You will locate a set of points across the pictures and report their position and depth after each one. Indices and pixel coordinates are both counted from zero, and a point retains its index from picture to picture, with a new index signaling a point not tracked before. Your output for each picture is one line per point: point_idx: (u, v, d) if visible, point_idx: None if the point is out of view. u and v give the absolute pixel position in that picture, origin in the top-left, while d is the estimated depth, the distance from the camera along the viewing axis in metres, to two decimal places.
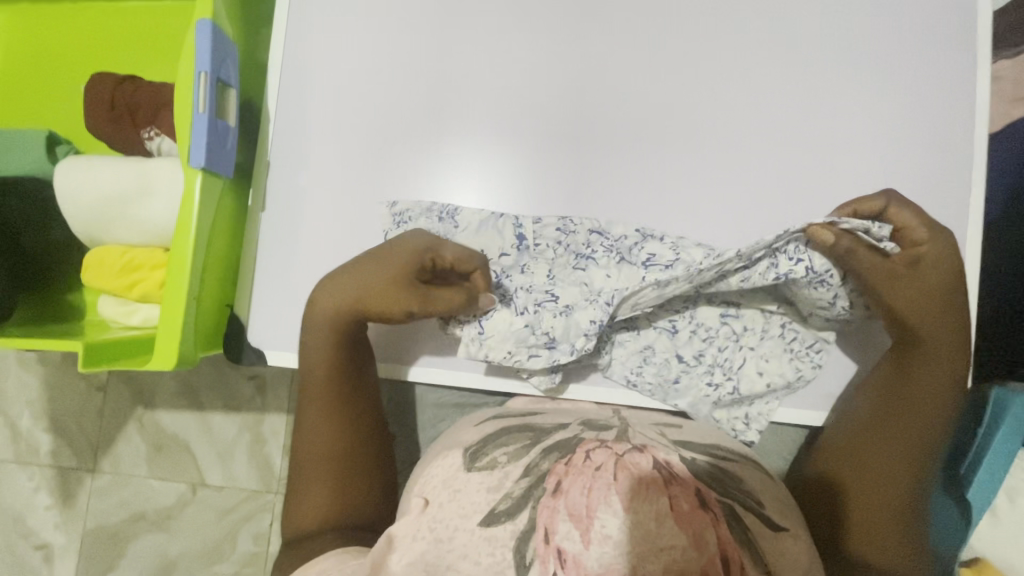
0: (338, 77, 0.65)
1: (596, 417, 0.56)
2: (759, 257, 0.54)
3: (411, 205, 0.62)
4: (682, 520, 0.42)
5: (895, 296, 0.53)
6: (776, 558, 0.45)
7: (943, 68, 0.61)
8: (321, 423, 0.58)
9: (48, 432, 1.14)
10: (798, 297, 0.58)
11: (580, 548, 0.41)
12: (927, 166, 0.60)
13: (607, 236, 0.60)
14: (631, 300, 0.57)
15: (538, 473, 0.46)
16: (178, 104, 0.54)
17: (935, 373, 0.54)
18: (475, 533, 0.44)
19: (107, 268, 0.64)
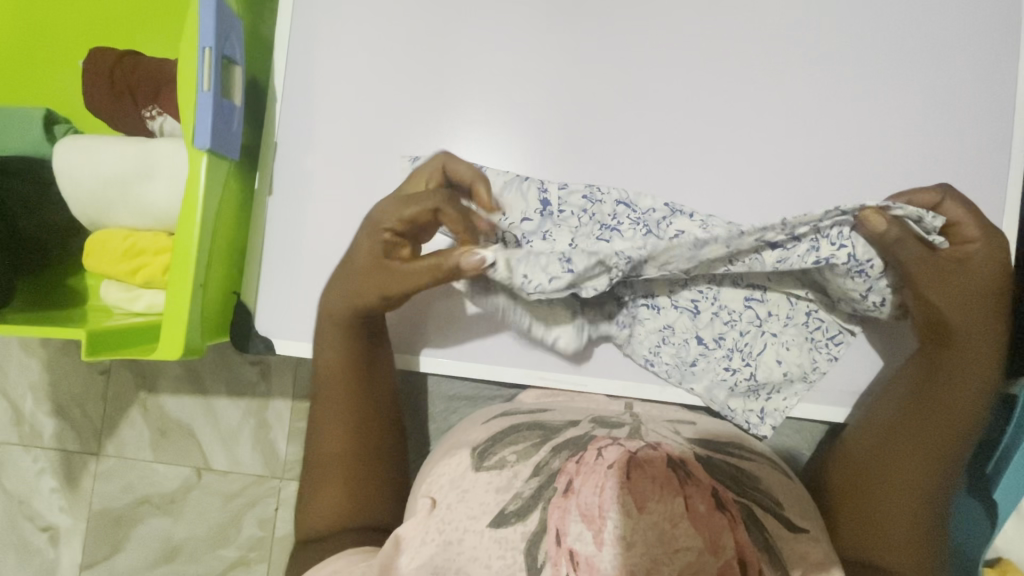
0: (347, 56, 0.63)
1: (609, 413, 0.55)
2: (802, 236, 0.51)
3: (436, 162, 0.59)
4: (698, 521, 0.40)
5: (939, 297, 0.50)
6: (793, 559, 0.43)
7: (979, 55, 0.58)
8: (333, 425, 0.56)
9: (51, 416, 1.13)
10: (830, 285, 0.55)
11: (592, 550, 0.40)
12: (959, 156, 0.58)
13: (635, 209, 0.57)
14: (658, 268, 0.53)
15: (549, 471, 0.45)
16: (182, 81, 0.52)
17: (971, 372, 0.51)
18: (484, 535, 0.43)
19: (109, 252, 0.62)
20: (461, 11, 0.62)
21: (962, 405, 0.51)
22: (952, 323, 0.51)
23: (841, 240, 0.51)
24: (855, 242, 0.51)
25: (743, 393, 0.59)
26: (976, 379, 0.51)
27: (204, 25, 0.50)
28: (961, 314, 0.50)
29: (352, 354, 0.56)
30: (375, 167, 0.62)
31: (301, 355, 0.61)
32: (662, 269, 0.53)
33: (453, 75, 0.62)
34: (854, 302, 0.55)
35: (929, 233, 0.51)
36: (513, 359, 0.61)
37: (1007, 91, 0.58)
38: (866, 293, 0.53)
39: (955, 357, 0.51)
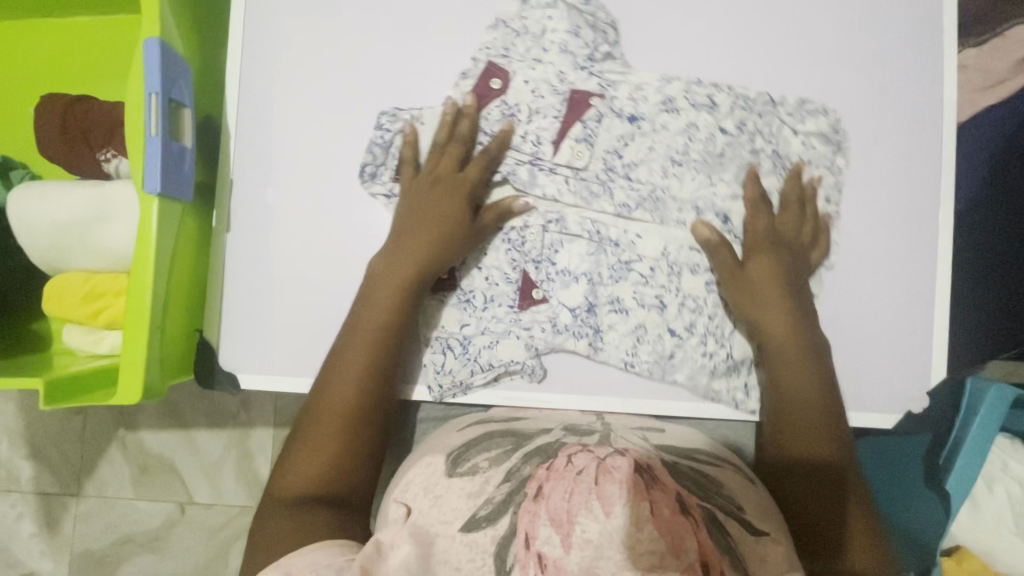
0: (299, 90, 0.64)
1: (580, 421, 0.56)
2: (755, 114, 0.62)
3: (370, 160, 0.63)
4: (661, 523, 0.41)
5: (761, 315, 0.57)
6: (753, 561, 0.44)
7: (903, 71, 0.62)
8: (348, 378, 0.54)
9: (28, 459, 1.12)
10: (775, 189, 0.61)
11: (559, 554, 0.41)
12: (896, 161, 0.61)
13: (622, 113, 0.62)
14: (630, 90, 0.62)
15: (520, 478, 0.47)
16: (132, 128, 0.52)
17: (803, 378, 0.55)
18: (455, 539, 0.44)
19: (69, 295, 0.62)
20: (409, 44, 0.64)
21: (821, 413, 0.54)
22: (766, 336, 0.57)
23: (799, 114, 0.62)
24: (796, 125, 0.62)
25: (709, 400, 0.60)
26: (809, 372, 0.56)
27: (149, 72, 0.51)
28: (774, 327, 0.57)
29: (400, 294, 0.56)
30: (332, 199, 0.63)
31: (268, 388, 0.62)
32: (632, 108, 0.62)
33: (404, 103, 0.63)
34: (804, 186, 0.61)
35: (838, 142, 0.62)
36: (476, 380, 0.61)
37: (929, 104, 0.61)
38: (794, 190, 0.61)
39: (778, 328, 0.57)
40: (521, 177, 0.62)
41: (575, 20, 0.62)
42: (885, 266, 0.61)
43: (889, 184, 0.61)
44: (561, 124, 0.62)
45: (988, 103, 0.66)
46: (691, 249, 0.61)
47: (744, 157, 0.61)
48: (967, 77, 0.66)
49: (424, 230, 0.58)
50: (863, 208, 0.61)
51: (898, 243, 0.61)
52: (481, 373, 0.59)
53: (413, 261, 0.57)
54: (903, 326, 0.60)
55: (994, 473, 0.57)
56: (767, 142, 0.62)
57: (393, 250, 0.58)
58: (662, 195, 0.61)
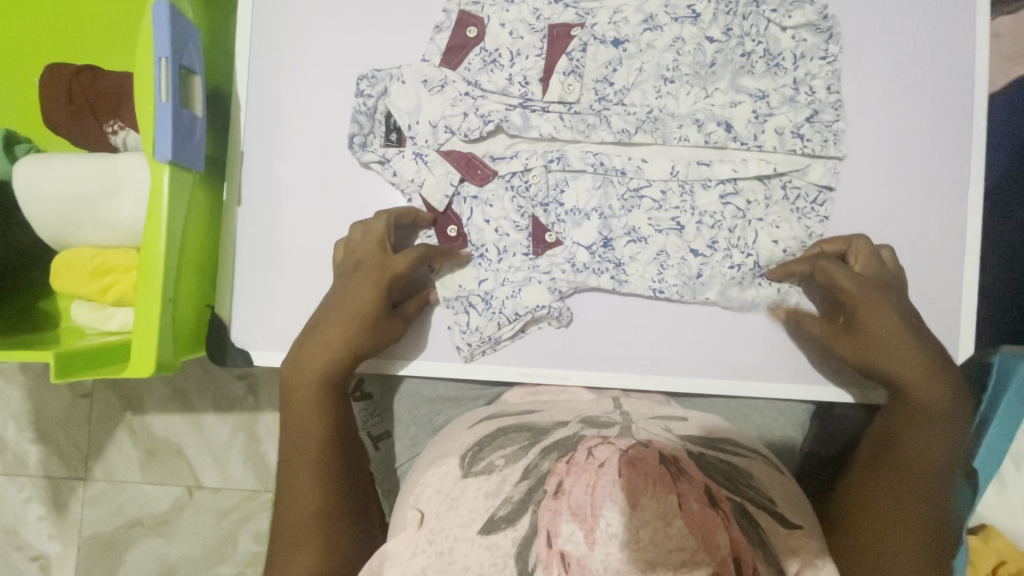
0: (309, 60, 0.62)
1: (596, 414, 0.53)
2: (743, 12, 0.58)
3: (357, 128, 0.60)
4: (691, 520, 0.39)
5: (878, 370, 0.51)
6: (788, 556, 0.42)
7: (941, 26, 0.58)
8: (305, 471, 0.50)
9: (35, 442, 1.11)
10: (772, 90, 0.58)
11: (583, 550, 0.39)
12: (935, 125, 0.58)
13: (604, 39, 0.59)
14: (609, 14, 0.59)
15: (539, 473, 0.44)
16: (139, 94, 0.51)
17: (917, 360, 0.49)
18: (475, 542, 0.42)
19: (77, 271, 0.61)
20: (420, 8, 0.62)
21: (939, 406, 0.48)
22: (897, 380, 0.50)
23: (784, 7, 0.57)
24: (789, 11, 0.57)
25: (731, 377, 0.59)
26: (916, 362, 0.49)
27: (159, 34, 0.50)
28: (879, 351, 0.50)
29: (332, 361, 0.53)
30: (345, 174, 0.61)
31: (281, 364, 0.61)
32: (614, 31, 0.59)
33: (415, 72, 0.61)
34: (804, 90, 0.58)
35: (829, 29, 0.57)
36: (493, 358, 0.60)
37: (967, 63, 0.58)
38: (795, 89, 0.58)
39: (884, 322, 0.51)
40: (514, 123, 0.60)
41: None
42: (918, 234, 0.58)
43: (925, 145, 0.58)
44: (546, 61, 0.59)
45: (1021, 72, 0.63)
46: (699, 164, 0.59)
47: (738, 63, 0.58)
48: (1000, 46, 0.65)
49: (331, 337, 0.53)
50: (905, 171, 0.58)
51: (940, 210, 0.58)
52: (510, 324, 0.58)
53: (335, 338, 0.53)
54: (937, 301, 0.57)
55: None
56: (757, 43, 0.58)
57: (308, 349, 0.54)
58: (661, 114, 0.59)
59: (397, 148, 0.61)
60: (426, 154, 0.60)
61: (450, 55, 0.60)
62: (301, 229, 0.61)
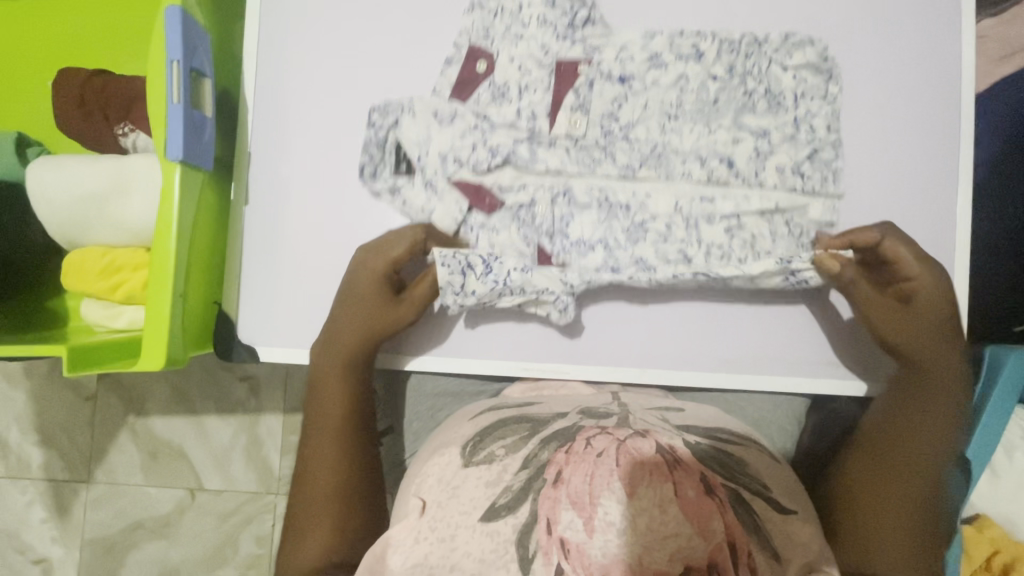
0: (314, 64, 0.64)
1: (596, 404, 0.54)
2: (746, 53, 0.60)
3: (367, 157, 0.61)
4: (687, 508, 0.41)
5: (903, 348, 0.54)
6: (782, 540, 0.44)
7: (928, 33, 0.61)
8: (324, 445, 0.55)
9: (38, 445, 1.12)
10: (775, 129, 0.59)
11: (583, 537, 0.41)
12: (926, 129, 0.61)
13: (610, 78, 0.61)
14: (616, 52, 0.61)
15: (539, 462, 0.46)
16: (151, 96, 0.52)
17: (940, 347, 0.53)
18: (476, 530, 0.43)
19: (87, 270, 0.62)
20: (428, 32, 0.64)
21: (946, 386, 0.54)
22: (916, 362, 0.54)
23: (785, 48, 0.60)
24: (788, 52, 0.60)
25: (729, 370, 0.61)
26: (946, 346, 0.54)
27: (171, 39, 0.51)
28: (913, 327, 0.54)
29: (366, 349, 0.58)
30: (349, 173, 0.63)
31: (287, 360, 0.62)
32: (620, 68, 0.61)
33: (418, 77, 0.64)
34: (805, 128, 0.59)
35: (830, 70, 0.60)
36: (493, 351, 0.62)
37: (954, 67, 0.61)
38: (796, 127, 0.59)
39: (920, 314, 0.54)
40: (522, 156, 0.61)
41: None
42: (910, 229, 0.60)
43: (915, 147, 0.61)
44: (553, 96, 0.61)
45: (1006, 72, 0.65)
46: (701, 199, 0.60)
47: (739, 101, 0.60)
48: (986, 46, 0.66)
49: (356, 328, 0.58)
50: (900, 169, 0.61)
51: (919, 208, 0.60)
52: (510, 294, 0.58)
53: (369, 329, 0.57)
54: None
55: (1015, 441, 0.57)
56: (758, 83, 0.60)
57: (339, 329, 0.58)
58: (664, 150, 0.61)
59: (408, 178, 0.61)
60: (436, 182, 0.61)
61: (460, 90, 0.61)
62: (305, 227, 0.63)
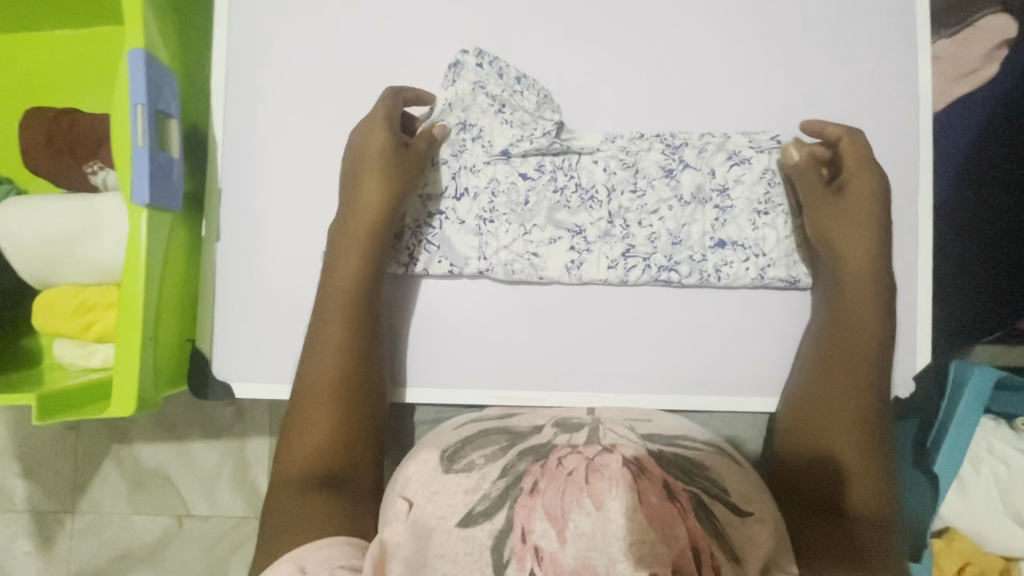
0: (283, 99, 0.64)
1: (569, 415, 0.58)
2: (706, 148, 0.61)
3: None
4: (650, 512, 0.45)
5: (835, 240, 0.57)
6: (742, 543, 0.48)
7: (884, 50, 0.61)
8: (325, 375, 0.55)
9: (21, 476, 1.11)
10: (732, 216, 0.60)
11: (556, 546, 0.44)
12: (887, 143, 0.61)
13: (571, 174, 0.61)
14: (579, 151, 0.61)
15: (516, 472, 0.50)
16: (117, 141, 0.52)
17: (862, 264, 0.56)
18: (452, 533, 0.47)
19: (58, 310, 0.62)
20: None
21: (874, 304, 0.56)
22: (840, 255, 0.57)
23: (742, 143, 0.61)
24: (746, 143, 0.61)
25: (701, 394, 0.60)
26: (867, 255, 0.56)
27: (134, 85, 0.51)
28: (851, 264, 0.56)
29: (362, 271, 0.57)
30: (322, 206, 0.63)
31: (263, 395, 0.62)
32: (573, 181, 0.61)
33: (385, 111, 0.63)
34: (759, 213, 0.60)
35: (764, 147, 0.60)
36: (465, 381, 0.61)
37: (909, 84, 0.61)
38: (752, 212, 0.60)
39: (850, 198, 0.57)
40: (487, 243, 0.61)
41: (479, 86, 0.61)
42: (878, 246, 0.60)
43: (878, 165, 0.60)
44: (515, 194, 0.61)
45: (964, 91, 0.67)
46: (663, 267, 0.60)
47: (696, 192, 0.60)
48: (941, 68, 0.67)
49: (350, 261, 0.57)
50: None
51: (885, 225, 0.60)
52: (493, 112, 0.61)
53: (365, 249, 0.57)
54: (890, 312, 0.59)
55: (980, 454, 0.59)
56: (715, 174, 0.61)
57: (335, 259, 0.58)
58: (623, 232, 0.61)
59: None
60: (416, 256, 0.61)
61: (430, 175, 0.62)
62: (280, 262, 0.63)
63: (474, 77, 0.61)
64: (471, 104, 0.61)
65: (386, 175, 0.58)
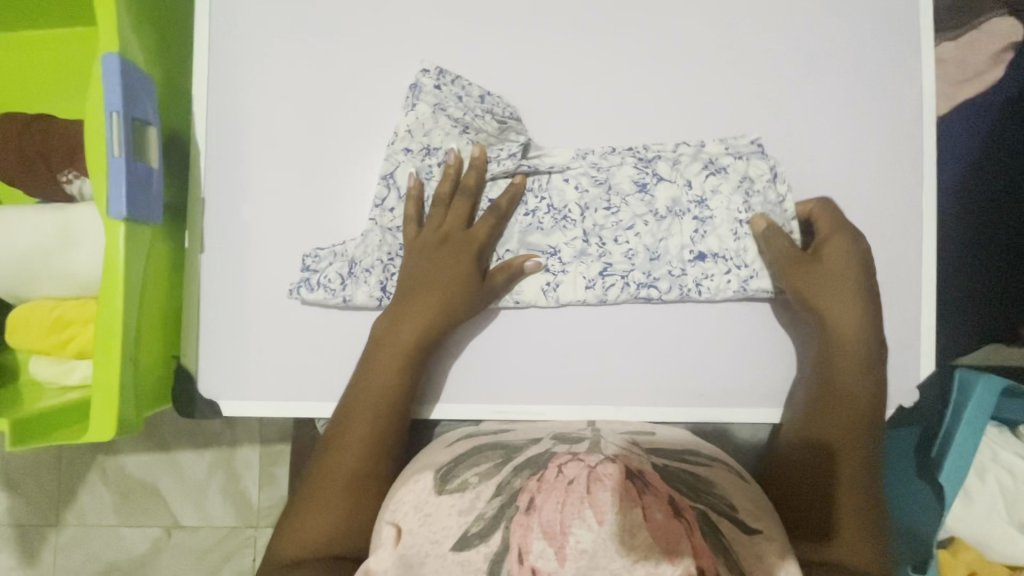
0: (268, 103, 0.61)
1: (568, 429, 0.54)
2: (681, 160, 0.59)
3: (324, 265, 0.59)
4: (655, 529, 0.40)
5: (811, 298, 0.55)
6: (751, 562, 0.43)
7: (889, 51, 0.60)
8: (346, 445, 0.54)
9: (1, 491, 1.07)
10: (712, 228, 0.58)
11: (554, 566, 0.39)
12: (892, 147, 0.59)
13: (544, 193, 0.60)
14: (550, 168, 0.60)
15: (510, 490, 0.45)
16: (93, 150, 0.49)
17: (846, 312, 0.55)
18: (446, 559, 0.43)
19: (33, 326, 0.59)
20: (374, 128, 0.61)
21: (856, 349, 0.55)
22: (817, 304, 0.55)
23: (719, 152, 0.59)
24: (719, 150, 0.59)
25: (705, 405, 0.59)
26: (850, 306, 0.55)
27: (110, 92, 0.49)
28: (841, 335, 0.55)
29: (411, 354, 0.55)
30: (310, 215, 0.61)
31: (253, 413, 0.60)
32: (545, 203, 0.60)
33: (365, 125, 0.61)
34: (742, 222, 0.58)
35: (742, 153, 0.58)
36: (462, 395, 0.59)
37: (915, 86, 0.59)
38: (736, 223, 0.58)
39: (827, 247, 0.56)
40: None
41: (440, 108, 0.59)
42: (886, 253, 0.59)
43: (883, 170, 0.59)
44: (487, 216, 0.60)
45: (967, 94, 0.66)
46: (643, 284, 0.58)
47: (672, 207, 0.59)
48: (944, 70, 0.67)
49: (399, 346, 0.55)
50: (872, 189, 0.59)
51: (891, 232, 0.59)
52: (451, 134, 0.59)
53: (416, 334, 0.56)
54: (894, 320, 0.58)
55: (985, 463, 0.59)
56: (692, 186, 0.59)
57: (385, 340, 0.56)
58: (601, 251, 0.59)
59: (341, 295, 0.59)
60: (388, 286, 0.59)
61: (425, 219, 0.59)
62: (271, 274, 0.60)
63: (433, 100, 0.59)
64: (433, 128, 0.60)
65: (447, 292, 0.56)
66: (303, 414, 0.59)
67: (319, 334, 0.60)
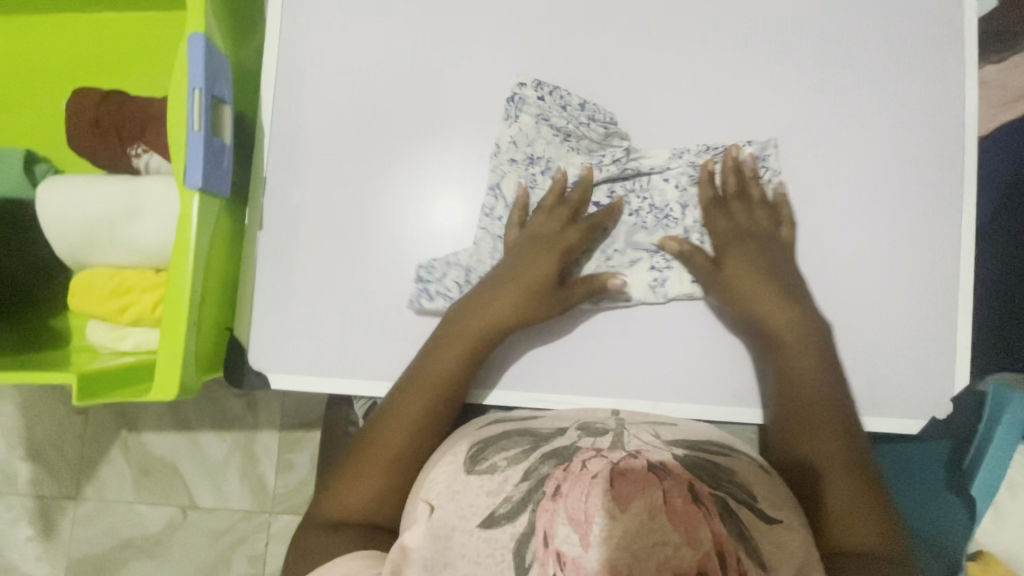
0: (330, 92, 0.64)
1: (593, 418, 0.55)
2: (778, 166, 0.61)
3: (441, 270, 0.61)
4: (675, 516, 0.42)
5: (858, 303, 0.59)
6: (774, 554, 0.44)
7: (936, 71, 0.61)
8: (406, 420, 0.55)
9: (25, 460, 1.09)
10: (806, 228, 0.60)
11: (579, 551, 0.41)
12: (934, 165, 0.61)
13: (644, 196, 0.63)
14: (650, 169, 0.62)
15: (538, 476, 0.47)
16: (173, 123, 0.52)
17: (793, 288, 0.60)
18: (474, 534, 0.44)
19: (95, 291, 0.62)
20: (432, 121, 0.64)
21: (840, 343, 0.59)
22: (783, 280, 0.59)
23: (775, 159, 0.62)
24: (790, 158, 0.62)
25: (740, 406, 0.60)
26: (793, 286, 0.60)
27: (192, 69, 0.51)
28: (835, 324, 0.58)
29: (482, 339, 0.57)
30: (365, 201, 0.63)
31: (298, 387, 0.61)
32: (646, 203, 0.63)
33: (428, 115, 0.64)
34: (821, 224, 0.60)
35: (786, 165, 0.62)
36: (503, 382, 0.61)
37: (958, 106, 0.61)
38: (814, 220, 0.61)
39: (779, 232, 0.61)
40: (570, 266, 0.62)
41: (542, 118, 0.62)
42: (924, 267, 0.60)
43: (921, 182, 0.61)
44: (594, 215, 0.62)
45: (1007, 119, 0.69)
46: None
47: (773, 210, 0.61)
48: (988, 93, 0.71)
49: (473, 328, 0.57)
50: (913, 203, 0.61)
51: (929, 246, 0.60)
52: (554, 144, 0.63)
53: (488, 318, 0.57)
54: (930, 333, 0.59)
55: None
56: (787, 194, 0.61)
57: (457, 321, 0.58)
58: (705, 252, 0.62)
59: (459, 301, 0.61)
60: None
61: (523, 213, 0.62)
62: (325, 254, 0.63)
63: (535, 110, 0.62)
64: (536, 138, 0.62)
65: (522, 283, 0.58)
66: (347, 390, 0.61)
67: (366, 315, 0.62)
